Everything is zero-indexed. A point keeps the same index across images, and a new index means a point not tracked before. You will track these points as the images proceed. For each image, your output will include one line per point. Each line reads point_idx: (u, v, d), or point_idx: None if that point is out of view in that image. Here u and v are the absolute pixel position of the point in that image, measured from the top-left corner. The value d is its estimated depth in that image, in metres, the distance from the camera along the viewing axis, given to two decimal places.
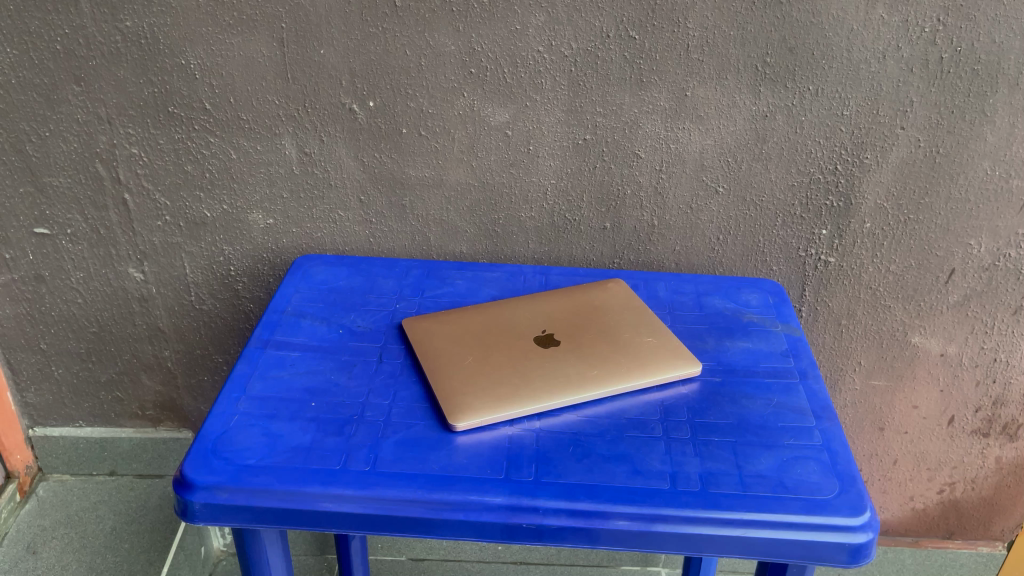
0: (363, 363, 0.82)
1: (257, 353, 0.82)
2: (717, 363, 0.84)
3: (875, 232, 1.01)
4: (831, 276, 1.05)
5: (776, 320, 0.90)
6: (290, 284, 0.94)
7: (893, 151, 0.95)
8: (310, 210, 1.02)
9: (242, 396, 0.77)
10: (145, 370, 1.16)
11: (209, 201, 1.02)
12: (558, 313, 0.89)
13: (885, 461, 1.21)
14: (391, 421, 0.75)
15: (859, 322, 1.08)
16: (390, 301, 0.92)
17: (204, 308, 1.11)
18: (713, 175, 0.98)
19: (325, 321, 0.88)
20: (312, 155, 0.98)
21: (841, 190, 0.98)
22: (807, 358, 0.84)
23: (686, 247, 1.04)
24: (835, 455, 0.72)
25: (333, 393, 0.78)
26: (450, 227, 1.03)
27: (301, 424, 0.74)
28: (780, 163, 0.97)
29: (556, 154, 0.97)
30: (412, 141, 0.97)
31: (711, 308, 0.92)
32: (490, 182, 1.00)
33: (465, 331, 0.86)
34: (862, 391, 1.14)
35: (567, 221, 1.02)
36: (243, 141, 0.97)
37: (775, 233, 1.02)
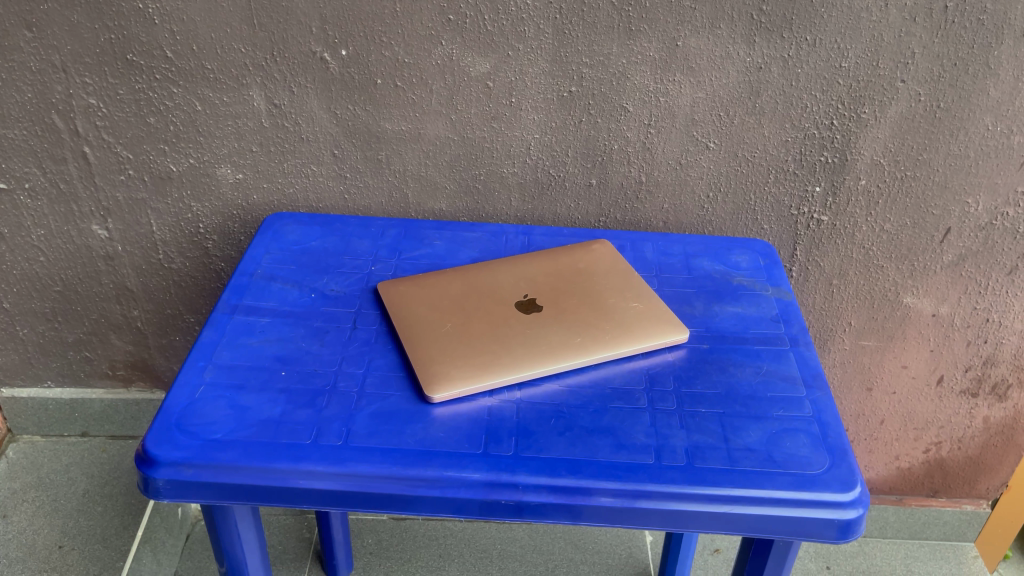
0: (336, 329, 0.78)
1: (224, 320, 0.78)
2: (705, 331, 0.80)
3: (870, 190, 0.97)
4: (823, 235, 1.01)
5: (767, 283, 0.86)
6: (260, 244, 0.89)
7: (891, 105, 0.91)
8: (281, 164, 0.97)
9: (208, 365, 0.73)
10: (114, 330, 1.12)
11: (174, 154, 0.97)
12: (540, 278, 0.84)
13: (872, 420, 1.19)
14: (366, 392, 0.72)
15: (850, 282, 1.05)
16: (366, 262, 0.87)
17: (174, 267, 1.06)
18: (704, 130, 0.94)
19: (296, 284, 0.84)
20: (282, 107, 0.93)
21: (837, 146, 0.94)
22: (798, 324, 0.81)
23: (674, 205, 1.00)
24: (826, 427, 0.70)
25: (305, 361, 0.74)
26: (428, 182, 0.99)
27: (271, 396, 0.71)
28: (774, 118, 0.93)
29: (540, 107, 0.93)
30: (388, 93, 0.92)
31: (700, 271, 0.88)
32: (470, 137, 0.95)
33: (443, 295, 0.82)
34: (852, 351, 1.12)
35: (551, 176, 0.98)
36: (209, 92, 0.92)
37: (766, 191, 0.98)
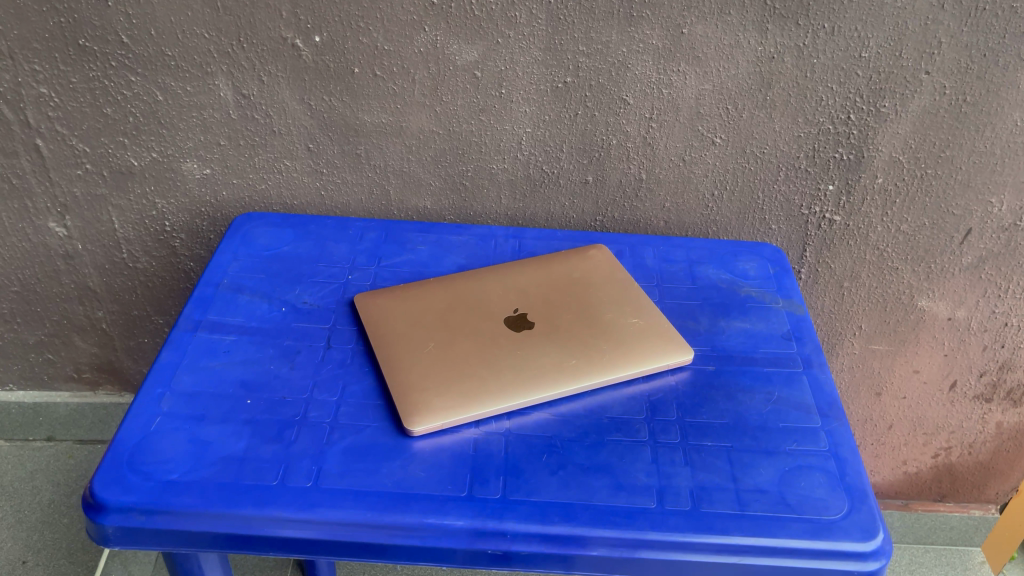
0: (308, 350, 0.72)
1: (185, 338, 0.72)
2: (711, 350, 0.73)
3: (887, 188, 0.91)
4: (835, 235, 0.95)
5: (777, 294, 0.80)
6: (227, 250, 0.82)
7: (913, 99, 0.84)
8: (252, 159, 0.90)
9: (166, 393, 0.67)
10: (77, 331, 1.05)
11: (135, 148, 0.89)
12: (532, 288, 0.77)
13: (879, 425, 1.13)
14: (339, 424, 0.65)
15: (862, 285, 0.99)
16: (343, 271, 0.80)
17: (139, 266, 0.99)
18: (710, 124, 0.86)
19: (265, 296, 0.77)
20: (251, 98, 0.86)
21: (853, 142, 0.87)
22: (811, 343, 0.74)
23: (676, 204, 0.93)
24: (844, 464, 0.64)
25: (273, 387, 0.68)
26: (411, 178, 0.91)
27: (234, 428, 0.64)
28: (786, 112, 0.85)
29: (532, 99, 0.85)
30: (367, 83, 0.84)
31: (705, 280, 0.81)
32: (457, 131, 0.88)
33: (426, 309, 0.75)
34: (861, 355, 1.06)
35: (544, 173, 0.91)
36: (170, 81, 0.85)
37: (775, 189, 0.91)
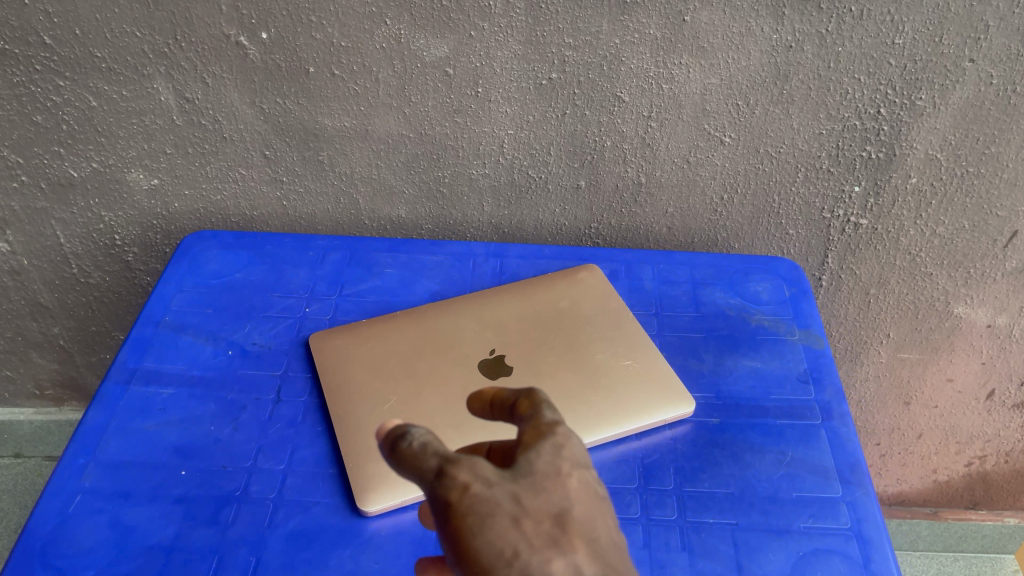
0: (254, 404, 0.63)
1: (117, 394, 0.63)
2: (716, 398, 0.64)
3: (921, 188, 0.79)
4: (860, 240, 0.84)
5: (793, 324, 0.70)
6: (171, 278, 0.73)
7: (955, 90, 0.71)
8: (202, 168, 0.80)
9: (90, 465, 0.59)
10: (34, 348, 0.97)
11: (73, 157, 0.80)
12: (512, 324, 0.68)
13: (907, 435, 1.03)
14: (284, 502, 0.57)
15: (891, 292, 0.88)
16: (300, 303, 0.71)
17: (92, 281, 0.90)
18: (718, 122, 0.75)
19: (211, 337, 0.68)
20: (196, 102, 0.76)
21: (882, 139, 0.75)
22: (831, 388, 0.65)
23: (680, 209, 0.82)
24: (868, 547, 0.54)
25: (211, 453, 0.60)
26: (382, 186, 0.81)
27: (164, 509, 0.56)
28: (805, 107, 0.74)
29: (513, 97, 0.74)
30: (324, 83, 0.74)
31: (710, 307, 0.71)
32: (429, 134, 0.77)
33: (390, 352, 0.66)
34: (888, 364, 0.95)
35: (531, 178, 0.80)
36: (104, 84, 0.75)
37: (793, 191, 0.80)
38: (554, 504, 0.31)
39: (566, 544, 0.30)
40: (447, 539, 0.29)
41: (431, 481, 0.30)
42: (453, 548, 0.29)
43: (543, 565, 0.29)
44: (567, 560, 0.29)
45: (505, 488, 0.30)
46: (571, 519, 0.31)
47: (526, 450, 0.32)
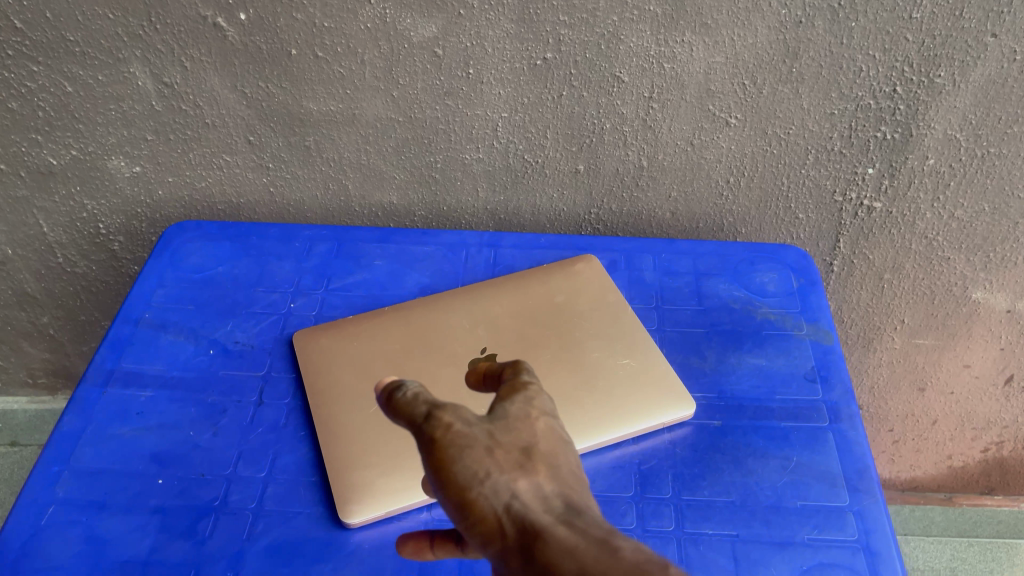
0: (235, 407, 0.61)
1: (93, 397, 0.61)
2: (718, 398, 0.61)
3: (939, 170, 0.74)
4: (874, 224, 0.80)
5: (801, 318, 0.66)
6: (152, 273, 0.70)
7: (976, 67, 0.66)
8: (185, 154, 0.77)
9: (64, 474, 0.57)
10: (24, 337, 0.95)
11: (51, 145, 0.77)
12: (505, 320, 0.65)
13: (922, 421, 1.00)
14: (264, 513, 0.54)
15: (906, 276, 0.84)
16: (284, 298, 0.68)
17: (78, 271, 0.88)
18: (723, 103, 0.71)
19: (191, 336, 0.65)
20: (175, 86, 0.72)
21: (898, 119, 0.71)
22: (840, 387, 0.61)
23: (684, 193, 0.79)
24: (877, 561, 0.51)
25: (190, 461, 0.57)
26: (372, 172, 0.78)
27: (140, 521, 0.54)
28: (816, 86, 0.69)
29: (507, 78, 0.71)
30: (307, 65, 0.70)
31: (714, 300, 0.68)
32: (419, 117, 0.74)
33: (377, 352, 0.63)
34: (902, 350, 0.92)
35: (527, 163, 0.77)
36: (78, 69, 0.71)
37: (803, 174, 0.76)
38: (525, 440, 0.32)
39: (533, 470, 0.31)
40: (425, 466, 0.31)
41: (419, 424, 0.32)
42: (429, 472, 0.31)
43: (509, 485, 0.30)
44: (532, 481, 0.30)
45: (480, 425, 0.32)
46: (540, 451, 0.32)
47: (504, 398, 0.34)
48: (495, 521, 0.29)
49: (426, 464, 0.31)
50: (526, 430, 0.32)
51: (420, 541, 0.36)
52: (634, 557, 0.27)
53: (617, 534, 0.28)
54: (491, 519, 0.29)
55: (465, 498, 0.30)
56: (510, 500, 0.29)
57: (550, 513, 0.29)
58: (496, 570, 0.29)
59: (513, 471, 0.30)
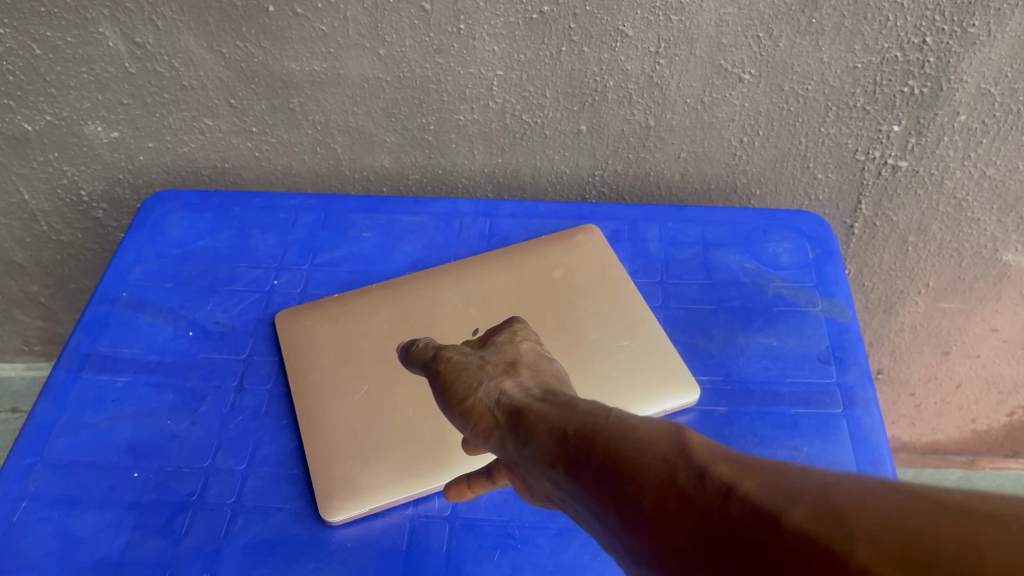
0: (215, 394, 0.58)
1: (68, 384, 0.58)
2: (724, 382, 0.57)
3: (971, 126, 0.68)
4: (899, 184, 0.74)
5: (815, 293, 0.62)
6: (131, 248, 0.68)
7: (1015, 15, 0.60)
8: (164, 118, 0.73)
9: (37, 466, 0.54)
10: (16, 306, 0.93)
11: (25, 110, 0.72)
12: (498, 298, 0.61)
13: (945, 385, 0.96)
14: (243, 508, 0.52)
15: (932, 239, 0.79)
16: (267, 275, 0.66)
17: (64, 239, 0.85)
18: (736, 58, 0.66)
19: (170, 316, 0.63)
20: (147, 47, 0.67)
21: (928, 72, 0.65)
22: (856, 368, 0.57)
23: (694, 153, 0.74)
24: None
25: (167, 451, 0.54)
26: (362, 134, 0.74)
27: (114, 516, 0.51)
28: (837, 38, 0.63)
29: (501, 34, 0.65)
30: (286, 23, 0.65)
31: (723, 274, 0.64)
32: (408, 76, 0.69)
33: (363, 334, 0.60)
34: (926, 314, 0.87)
35: (525, 124, 0.72)
36: (46, 31, 0.66)
37: (822, 132, 0.71)
38: (506, 356, 0.42)
39: (516, 373, 0.40)
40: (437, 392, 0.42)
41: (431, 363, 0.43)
42: (440, 397, 0.41)
43: (497, 386, 0.40)
44: (514, 382, 0.40)
45: (475, 354, 0.43)
46: (521, 362, 0.42)
47: (496, 334, 0.45)
48: (487, 412, 0.39)
49: (437, 391, 0.42)
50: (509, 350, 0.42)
51: (461, 485, 0.46)
52: (584, 404, 0.35)
53: (575, 397, 0.36)
54: (487, 415, 0.39)
55: (466, 404, 0.40)
56: (496, 396, 0.39)
57: (528, 395, 0.38)
58: (501, 453, 0.39)
59: (497, 377, 0.40)
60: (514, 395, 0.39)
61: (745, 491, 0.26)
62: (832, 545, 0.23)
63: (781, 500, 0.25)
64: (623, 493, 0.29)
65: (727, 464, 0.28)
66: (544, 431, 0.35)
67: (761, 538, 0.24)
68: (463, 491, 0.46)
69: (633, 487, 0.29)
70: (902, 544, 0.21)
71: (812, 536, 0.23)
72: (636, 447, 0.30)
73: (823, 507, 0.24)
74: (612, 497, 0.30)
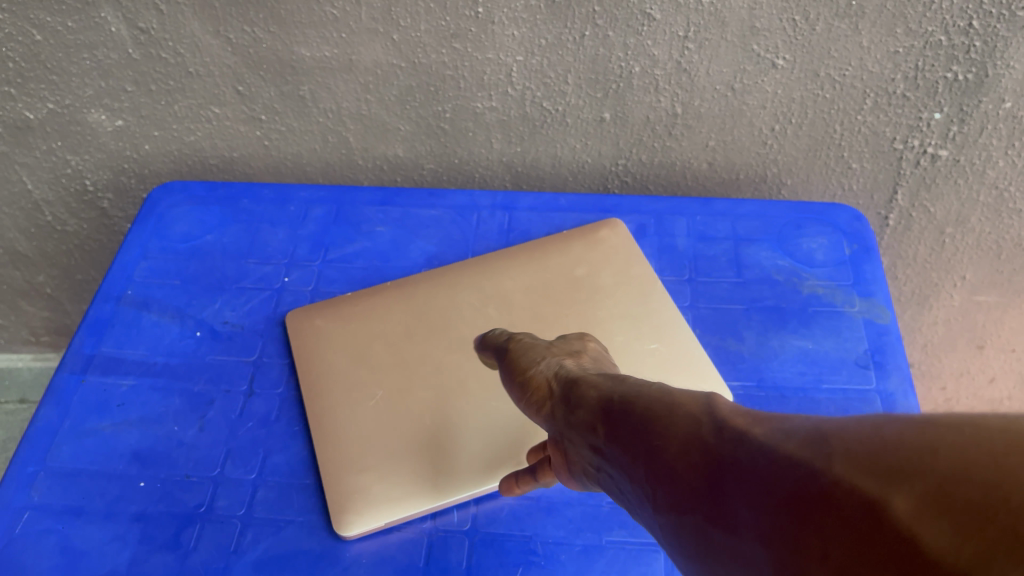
0: (223, 398, 0.55)
1: (71, 388, 0.56)
2: (756, 388, 0.54)
3: (1018, 114, 0.64)
4: (938, 174, 0.70)
5: (852, 292, 0.59)
6: (135, 244, 0.66)
7: None
8: (169, 106, 0.70)
9: (39, 474, 0.52)
10: (22, 297, 0.91)
11: (25, 98, 0.69)
12: (518, 297, 0.59)
13: (978, 380, 0.92)
14: (253, 521, 0.49)
15: (971, 230, 0.75)
16: (277, 272, 0.63)
17: (69, 229, 0.82)
18: (769, 42, 0.62)
19: (176, 316, 0.60)
20: (152, 32, 0.64)
21: (973, 57, 0.61)
22: (897, 374, 0.54)
23: (723, 142, 0.70)
24: None
25: (174, 459, 0.52)
26: (375, 123, 0.71)
27: (120, 529, 0.49)
28: (878, 21, 0.60)
29: (521, 18, 0.62)
30: (295, 6, 0.62)
31: (755, 272, 0.61)
32: (423, 63, 0.66)
33: (376, 336, 0.57)
34: (961, 307, 0.84)
35: (545, 111, 0.69)
36: (45, 16, 0.63)
37: (858, 120, 0.67)
38: (572, 346, 0.44)
39: (579, 357, 0.42)
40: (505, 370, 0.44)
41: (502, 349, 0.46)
42: (508, 372, 0.43)
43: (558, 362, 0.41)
44: (575, 362, 0.41)
45: (544, 343, 0.45)
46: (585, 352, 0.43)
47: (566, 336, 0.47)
48: (545, 381, 0.40)
49: (505, 370, 0.44)
50: (576, 343, 0.44)
51: (510, 480, 0.47)
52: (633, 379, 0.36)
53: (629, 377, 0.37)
54: (544, 385, 0.40)
55: (528, 376, 0.41)
56: (556, 370, 0.40)
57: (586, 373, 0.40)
58: (550, 426, 0.39)
59: (558, 356, 0.42)
60: (573, 369, 0.40)
61: (752, 436, 0.27)
62: (812, 467, 0.23)
63: (782, 437, 0.26)
64: (653, 455, 0.30)
65: (743, 415, 0.28)
66: (594, 397, 0.36)
67: (762, 474, 0.25)
68: (511, 489, 0.47)
69: (662, 448, 0.30)
70: (875, 456, 0.22)
71: (803, 462, 0.24)
72: (670, 406, 0.31)
73: (816, 436, 0.24)
74: (643, 458, 0.31)
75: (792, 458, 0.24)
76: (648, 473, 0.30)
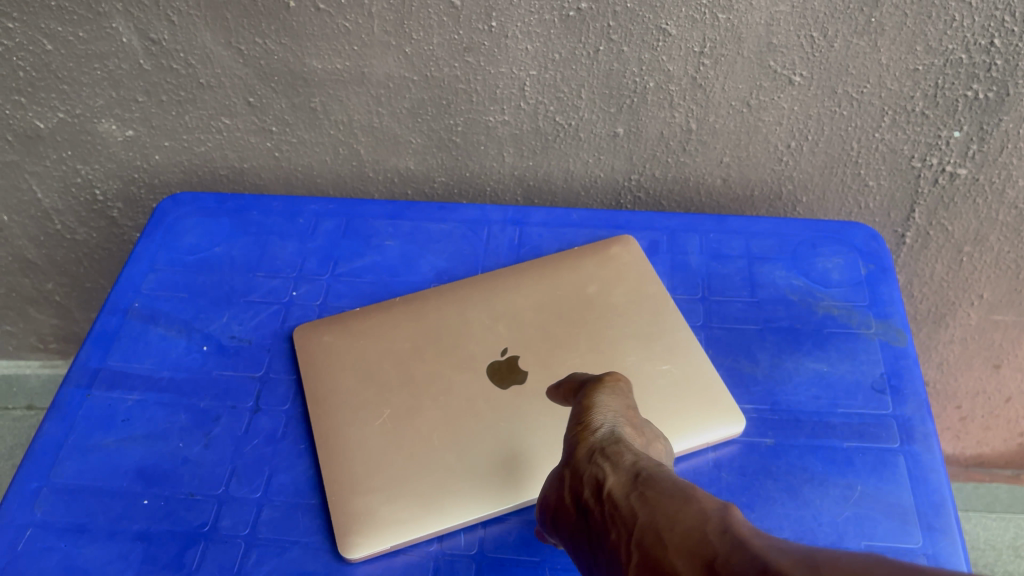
0: (229, 415, 0.55)
1: (77, 402, 0.55)
2: (770, 411, 0.53)
3: None
4: (957, 193, 0.69)
5: (868, 313, 0.58)
6: (144, 256, 0.65)
7: None
8: (180, 117, 0.70)
9: (43, 491, 0.51)
10: (31, 304, 0.91)
11: (36, 107, 0.69)
12: (527, 315, 0.58)
13: (994, 399, 0.91)
14: (258, 541, 0.49)
15: (989, 249, 0.74)
16: (285, 287, 0.63)
17: (79, 238, 0.82)
18: (786, 59, 0.61)
19: (183, 330, 0.60)
20: (163, 43, 0.64)
21: (994, 75, 0.60)
22: (914, 400, 0.53)
23: (737, 158, 0.70)
24: None
25: (179, 477, 0.52)
26: (386, 136, 0.70)
27: (123, 548, 0.48)
28: (898, 38, 0.59)
29: (535, 32, 0.61)
30: (307, 18, 0.61)
31: (769, 292, 0.60)
32: (436, 76, 0.65)
33: (384, 353, 0.56)
34: (978, 326, 0.82)
35: (558, 126, 0.68)
36: (56, 25, 0.62)
37: (876, 138, 0.66)
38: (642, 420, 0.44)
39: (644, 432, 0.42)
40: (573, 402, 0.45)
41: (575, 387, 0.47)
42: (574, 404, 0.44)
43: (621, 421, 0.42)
44: (638, 432, 0.42)
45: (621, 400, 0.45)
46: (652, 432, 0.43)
47: None
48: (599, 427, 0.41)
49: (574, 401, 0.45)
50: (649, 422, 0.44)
51: None
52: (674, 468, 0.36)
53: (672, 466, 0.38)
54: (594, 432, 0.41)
55: (587, 415, 0.42)
56: (614, 427, 0.41)
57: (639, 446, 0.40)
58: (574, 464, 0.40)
59: (624, 419, 0.42)
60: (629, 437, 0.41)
61: (746, 542, 0.27)
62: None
63: (775, 551, 0.26)
64: (652, 530, 0.31)
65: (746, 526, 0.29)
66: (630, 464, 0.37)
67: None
68: None
69: (664, 528, 0.31)
70: None
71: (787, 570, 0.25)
72: (689, 500, 0.32)
73: (804, 559, 0.25)
74: (637, 530, 0.32)
75: (778, 570, 0.25)
76: (638, 546, 0.31)
